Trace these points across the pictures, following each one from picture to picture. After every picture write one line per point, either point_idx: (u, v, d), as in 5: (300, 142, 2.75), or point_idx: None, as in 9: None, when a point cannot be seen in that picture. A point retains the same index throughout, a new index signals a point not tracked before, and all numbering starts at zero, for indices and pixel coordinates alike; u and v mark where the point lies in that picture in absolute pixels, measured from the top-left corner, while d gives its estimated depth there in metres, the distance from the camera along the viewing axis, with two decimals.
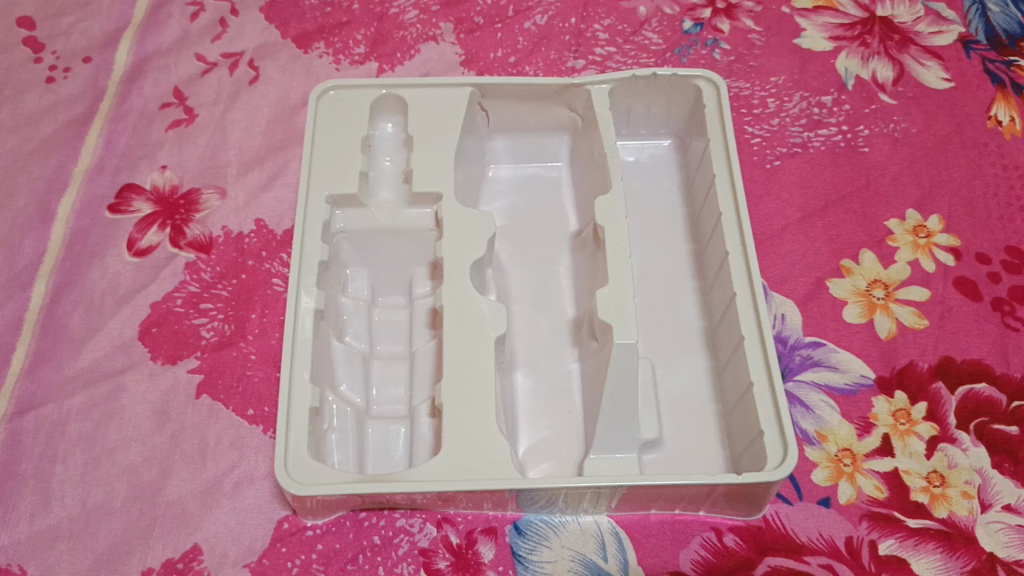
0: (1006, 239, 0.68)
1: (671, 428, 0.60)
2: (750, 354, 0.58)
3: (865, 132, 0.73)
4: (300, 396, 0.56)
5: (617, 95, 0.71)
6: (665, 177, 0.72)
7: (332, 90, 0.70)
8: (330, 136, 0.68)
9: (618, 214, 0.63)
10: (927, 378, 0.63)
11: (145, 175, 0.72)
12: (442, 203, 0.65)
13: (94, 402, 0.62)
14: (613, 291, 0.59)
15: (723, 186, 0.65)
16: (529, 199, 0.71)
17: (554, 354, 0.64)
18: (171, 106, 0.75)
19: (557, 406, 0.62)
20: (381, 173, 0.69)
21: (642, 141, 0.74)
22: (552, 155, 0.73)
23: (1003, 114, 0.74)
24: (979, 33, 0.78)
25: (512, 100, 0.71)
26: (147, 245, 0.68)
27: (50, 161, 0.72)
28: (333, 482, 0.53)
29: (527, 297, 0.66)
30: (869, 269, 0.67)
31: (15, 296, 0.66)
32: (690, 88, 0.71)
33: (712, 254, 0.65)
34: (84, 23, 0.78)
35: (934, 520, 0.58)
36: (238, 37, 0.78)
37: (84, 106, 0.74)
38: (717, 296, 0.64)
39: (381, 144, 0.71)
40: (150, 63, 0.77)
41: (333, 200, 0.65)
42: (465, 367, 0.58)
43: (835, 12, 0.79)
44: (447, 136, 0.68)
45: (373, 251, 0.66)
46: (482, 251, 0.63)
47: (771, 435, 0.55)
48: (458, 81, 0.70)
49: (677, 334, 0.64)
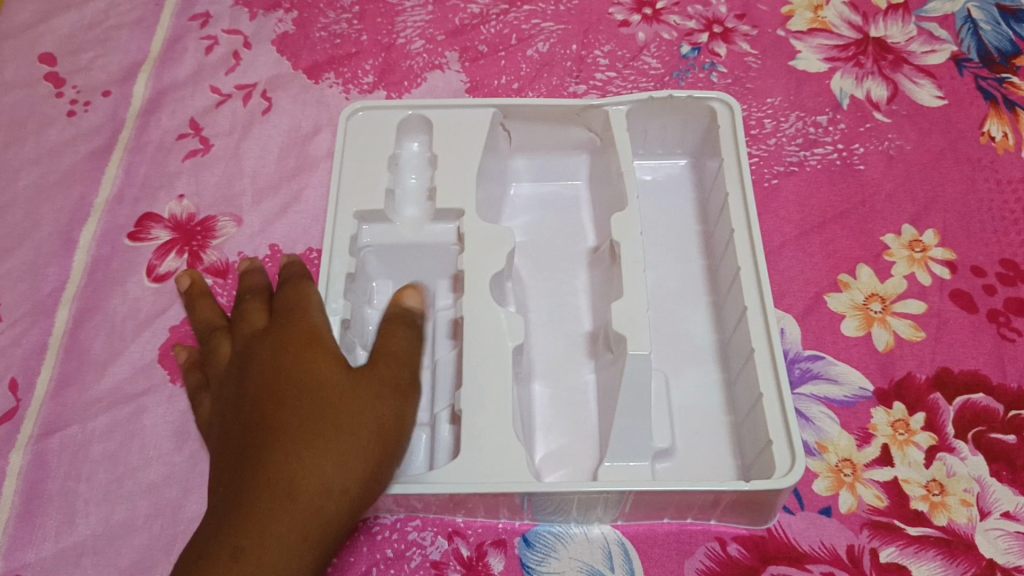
0: (1000, 252, 0.70)
1: (683, 438, 0.62)
2: (761, 365, 0.60)
3: (860, 150, 0.75)
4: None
5: (634, 116, 0.73)
6: (681, 197, 0.74)
7: (361, 110, 0.73)
8: (358, 155, 0.71)
9: (632, 229, 0.65)
10: (925, 389, 0.64)
11: (164, 204, 0.74)
12: (464, 219, 0.68)
13: (116, 423, 0.64)
14: (626, 306, 0.61)
15: (736, 205, 0.67)
16: (548, 216, 0.73)
17: (568, 368, 0.65)
18: (187, 137, 0.77)
19: (572, 415, 0.63)
20: (407, 191, 0.72)
21: (657, 162, 0.76)
22: (570, 172, 0.75)
23: (996, 130, 0.75)
24: (971, 51, 0.79)
25: (532, 120, 0.74)
26: (166, 271, 0.71)
27: (72, 192, 0.75)
28: None
29: (545, 311, 0.68)
30: (866, 284, 0.69)
31: (39, 322, 0.69)
32: (705, 109, 0.73)
33: (725, 269, 0.67)
34: (104, 58, 0.81)
35: (934, 527, 0.59)
36: (251, 70, 0.81)
37: (103, 138, 0.77)
38: (729, 310, 0.66)
39: (407, 162, 0.74)
40: (167, 96, 0.79)
41: (358, 215, 0.68)
42: (482, 378, 0.60)
43: (829, 34, 0.81)
44: (469, 156, 0.71)
45: (397, 265, 0.69)
46: (502, 266, 0.66)
47: (779, 445, 0.57)
48: (481, 101, 0.73)
49: (690, 346, 0.66)
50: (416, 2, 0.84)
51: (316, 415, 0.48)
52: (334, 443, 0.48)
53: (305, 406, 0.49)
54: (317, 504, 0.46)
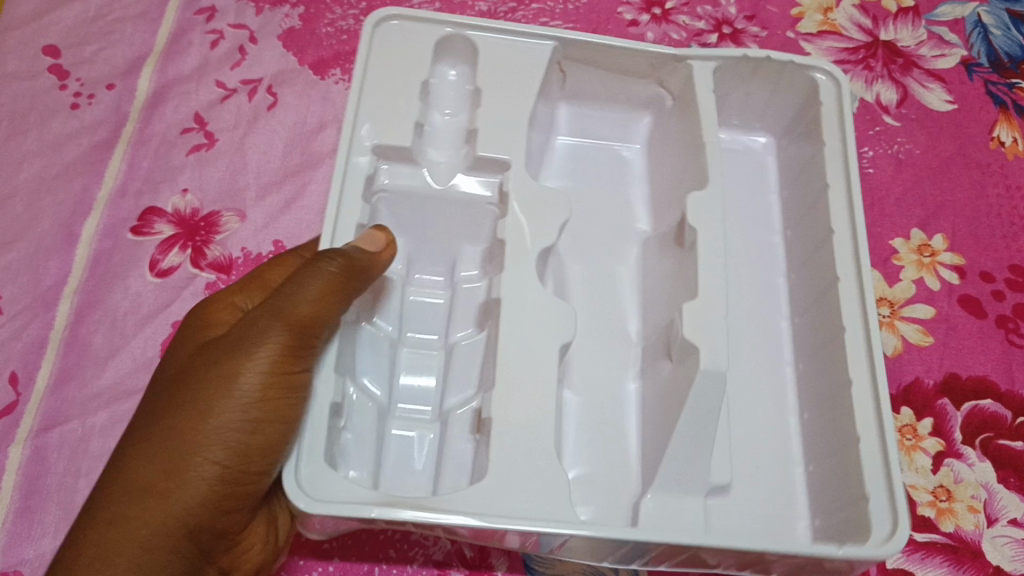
0: (1009, 258, 0.70)
1: (746, 473, 0.59)
2: (853, 359, 0.58)
3: (869, 153, 0.75)
4: (324, 386, 0.53)
5: (721, 77, 0.71)
6: (758, 176, 0.73)
7: (397, 19, 0.69)
8: (388, 78, 0.66)
9: (710, 214, 0.62)
10: (932, 394, 0.64)
11: (167, 199, 0.74)
12: (510, 172, 0.65)
13: (116, 419, 0.64)
14: (700, 304, 0.58)
15: (837, 196, 0.64)
16: (595, 180, 0.72)
17: (609, 372, 0.64)
18: (192, 131, 0.77)
19: (602, 426, 0.62)
20: (436, 128, 0.68)
21: (733, 133, 0.74)
22: (629, 134, 0.74)
23: (1005, 135, 0.75)
24: (981, 56, 0.79)
25: (593, 69, 0.71)
26: (169, 265, 0.70)
27: (74, 185, 0.74)
28: (352, 499, 0.49)
29: (581, 285, 0.67)
30: (874, 287, 0.68)
31: (40, 316, 0.68)
32: (808, 78, 0.70)
33: (815, 261, 0.65)
34: (107, 51, 0.81)
35: (941, 534, 0.59)
36: (256, 64, 0.80)
37: (107, 132, 0.77)
38: (812, 316, 0.64)
39: (441, 93, 0.70)
40: (172, 89, 0.79)
41: (378, 148, 0.64)
42: (519, 386, 0.57)
43: (839, 36, 0.80)
44: (514, 102, 0.67)
45: (409, 218, 0.66)
46: (553, 240, 0.63)
47: (869, 454, 0.55)
48: (541, 32, 0.69)
49: (756, 339, 0.65)
50: None
51: (189, 403, 0.50)
52: (209, 425, 0.50)
53: (182, 396, 0.51)
54: (198, 487, 0.49)
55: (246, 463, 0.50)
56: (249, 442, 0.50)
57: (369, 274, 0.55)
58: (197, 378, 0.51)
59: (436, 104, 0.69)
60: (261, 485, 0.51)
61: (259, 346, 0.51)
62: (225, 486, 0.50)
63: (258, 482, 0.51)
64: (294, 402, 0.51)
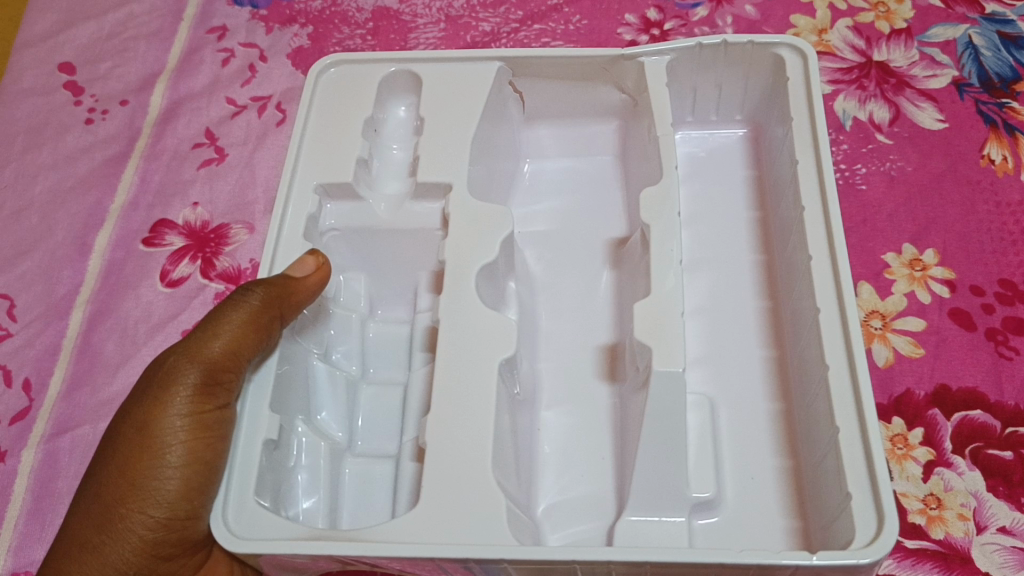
0: (1000, 272, 0.71)
1: (730, 488, 0.59)
2: (827, 331, 0.58)
3: (862, 170, 0.77)
4: (255, 428, 0.56)
5: (682, 65, 0.73)
6: (733, 169, 0.75)
7: (332, 66, 0.74)
8: (330, 118, 0.71)
9: (661, 206, 0.64)
10: (923, 404, 0.65)
11: (178, 211, 0.75)
12: (451, 193, 0.67)
13: None
14: (652, 303, 0.59)
15: (807, 180, 0.65)
16: (570, 197, 0.74)
17: (588, 388, 0.65)
18: (202, 146, 0.79)
19: (583, 449, 0.62)
20: (389, 161, 0.73)
21: (711, 129, 0.77)
22: (599, 144, 0.77)
23: (996, 153, 0.76)
24: (972, 77, 0.81)
25: (548, 83, 0.75)
26: (179, 276, 0.72)
27: (88, 198, 0.76)
28: (276, 538, 0.51)
29: (550, 312, 0.69)
30: (867, 301, 0.70)
31: (53, 324, 0.70)
32: (771, 56, 0.72)
33: (793, 241, 0.66)
34: (121, 68, 0.83)
35: (931, 541, 0.61)
36: (266, 82, 0.82)
37: (120, 146, 0.79)
38: (794, 301, 0.64)
39: (394, 127, 0.75)
40: (183, 106, 0.81)
41: (322, 188, 0.68)
42: (459, 410, 0.57)
43: (834, 56, 0.83)
44: (462, 116, 0.71)
45: (366, 252, 0.69)
46: (494, 255, 0.64)
47: (846, 433, 0.54)
48: (486, 55, 0.73)
49: (732, 351, 0.65)
50: (429, 19, 0.86)
51: (115, 464, 0.54)
52: (134, 481, 0.53)
53: (110, 457, 0.55)
54: (130, 540, 0.53)
55: (173, 512, 0.53)
56: (171, 490, 0.53)
57: (292, 300, 0.59)
58: (120, 437, 0.55)
59: (386, 136, 0.74)
60: (198, 530, 0.54)
61: (172, 392, 0.55)
62: (163, 536, 0.53)
63: (191, 528, 0.53)
64: (211, 441, 0.54)
